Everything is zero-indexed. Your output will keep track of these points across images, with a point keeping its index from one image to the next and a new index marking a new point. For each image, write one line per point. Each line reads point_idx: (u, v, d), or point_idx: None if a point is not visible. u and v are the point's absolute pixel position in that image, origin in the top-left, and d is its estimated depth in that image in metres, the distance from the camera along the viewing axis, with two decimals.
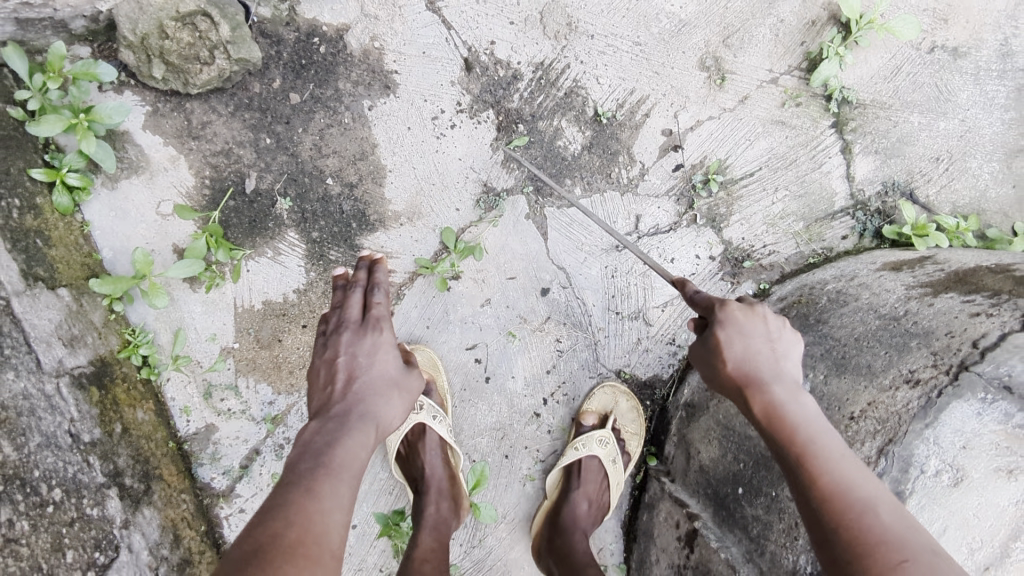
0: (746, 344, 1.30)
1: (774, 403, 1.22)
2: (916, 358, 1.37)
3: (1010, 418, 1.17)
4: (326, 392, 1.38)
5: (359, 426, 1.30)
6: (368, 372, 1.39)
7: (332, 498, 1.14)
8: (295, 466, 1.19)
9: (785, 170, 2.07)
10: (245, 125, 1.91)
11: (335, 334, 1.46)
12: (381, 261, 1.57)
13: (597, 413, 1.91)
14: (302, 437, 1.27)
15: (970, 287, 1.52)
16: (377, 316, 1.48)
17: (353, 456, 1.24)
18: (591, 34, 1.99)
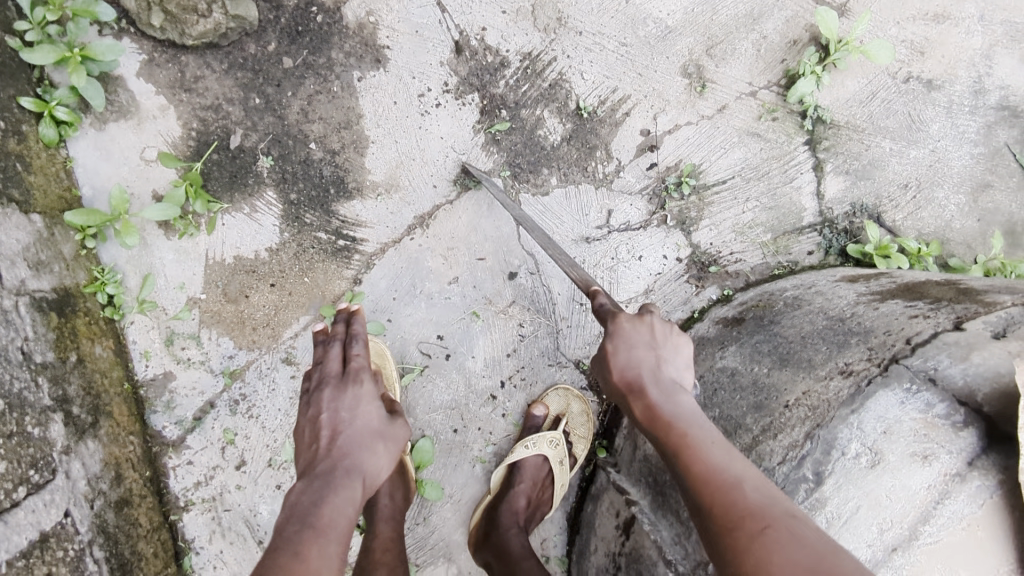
0: (627, 355, 1.33)
1: (653, 405, 1.24)
2: (853, 353, 1.40)
3: (932, 407, 1.20)
4: (311, 452, 1.38)
5: (347, 483, 1.29)
6: (351, 425, 1.40)
7: (319, 562, 1.11)
8: (282, 530, 1.17)
9: (757, 181, 2.13)
10: (237, 83, 1.98)
11: (317, 389, 1.48)
12: (360, 312, 1.64)
13: (526, 441, 1.97)
14: (289, 499, 1.25)
15: (914, 295, 1.56)
16: (358, 367, 1.51)
17: (341, 514, 1.22)
18: (580, 31, 2.07)
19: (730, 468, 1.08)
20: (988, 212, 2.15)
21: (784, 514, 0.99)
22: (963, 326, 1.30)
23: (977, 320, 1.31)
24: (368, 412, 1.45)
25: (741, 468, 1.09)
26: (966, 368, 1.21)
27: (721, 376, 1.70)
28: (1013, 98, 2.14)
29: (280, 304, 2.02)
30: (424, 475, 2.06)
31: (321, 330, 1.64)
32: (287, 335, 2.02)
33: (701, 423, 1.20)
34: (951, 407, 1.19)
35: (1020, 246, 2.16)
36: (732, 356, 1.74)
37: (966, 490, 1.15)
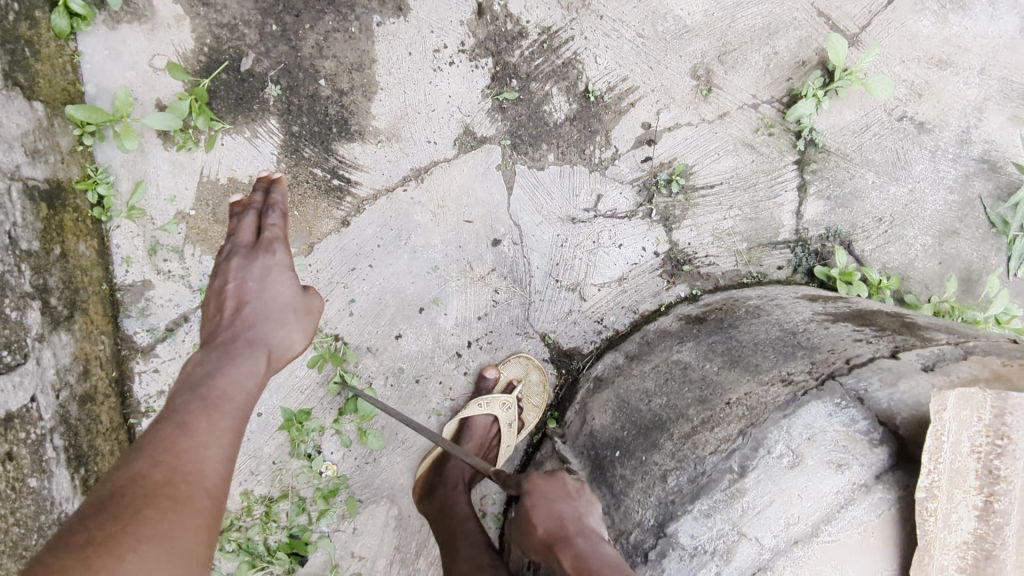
0: (549, 509, 1.43)
1: (579, 554, 1.33)
2: (796, 365, 1.51)
3: (856, 423, 1.31)
4: (217, 320, 1.53)
5: (245, 352, 1.43)
6: (255, 296, 1.55)
7: (208, 431, 1.22)
8: (174, 398, 1.29)
9: (743, 191, 2.21)
10: (256, 7, 1.99)
11: (227, 260, 1.63)
12: (277, 183, 1.80)
13: (479, 400, 2.06)
14: (188, 368, 1.39)
15: (863, 321, 1.67)
16: (270, 240, 1.66)
17: (238, 385, 1.35)
18: (601, 15, 2.11)
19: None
20: (950, 256, 2.27)
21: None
22: (898, 355, 1.42)
23: (912, 352, 1.42)
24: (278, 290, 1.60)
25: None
26: (893, 393, 1.33)
27: (672, 369, 1.82)
28: (995, 153, 2.25)
29: None
30: (382, 417, 2.15)
31: (239, 201, 1.79)
32: None
33: (623, 573, 1.27)
34: (871, 425, 1.31)
35: (972, 294, 2.29)
36: (687, 351, 1.85)
37: (868, 500, 1.25)
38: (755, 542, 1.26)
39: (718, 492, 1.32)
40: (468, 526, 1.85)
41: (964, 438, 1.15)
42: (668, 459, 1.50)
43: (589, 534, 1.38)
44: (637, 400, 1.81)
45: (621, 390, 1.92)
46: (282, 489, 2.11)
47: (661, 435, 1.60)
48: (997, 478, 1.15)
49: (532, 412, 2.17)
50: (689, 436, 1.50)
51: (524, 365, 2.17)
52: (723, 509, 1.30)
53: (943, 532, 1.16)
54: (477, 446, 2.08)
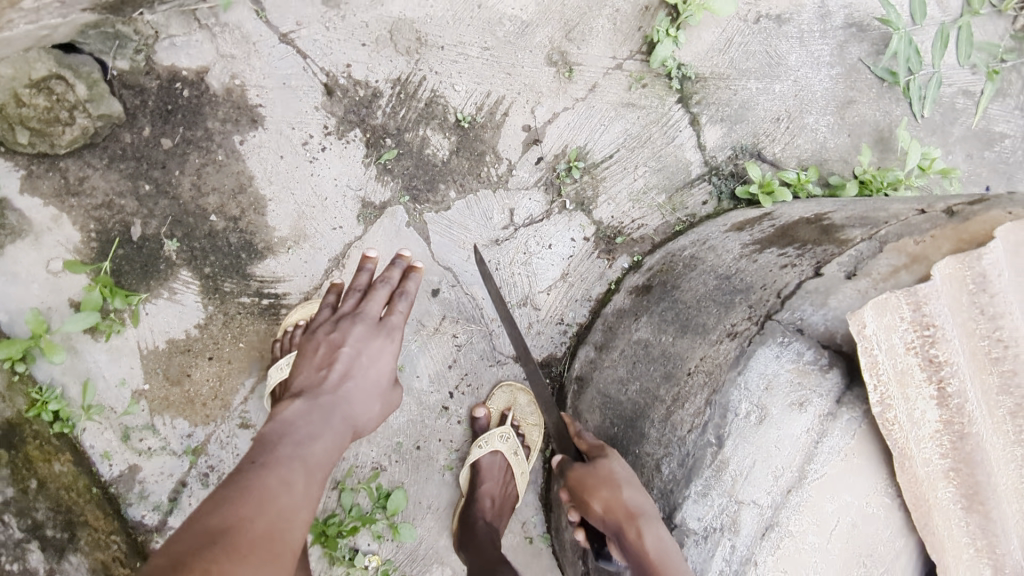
0: (622, 479, 1.45)
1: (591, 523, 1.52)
2: (738, 314, 1.54)
3: (802, 355, 1.35)
4: (319, 375, 1.54)
5: (336, 425, 1.44)
6: (362, 373, 1.56)
7: (305, 492, 1.23)
8: (275, 448, 1.30)
9: (641, 149, 2.25)
10: (123, 176, 1.99)
11: (345, 323, 1.63)
12: (418, 269, 1.74)
13: (478, 441, 2.11)
14: (287, 415, 1.41)
15: (787, 241, 1.71)
16: (394, 324, 1.66)
17: (327, 455, 1.36)
18: (441, 45, 2.11)
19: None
20: (856, 125, 2.30)
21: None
22: (821, 272, 1.45)
23: (832, 264, 1.46)
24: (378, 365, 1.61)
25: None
26: (825, 314, 1.36)
27: (637, 350, 1.87)
28: (858, 14, 2.27)
29: (222, 374, 2.09)
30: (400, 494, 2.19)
31: (367, 257, 1.73)
32: (237, 402, 2.10)
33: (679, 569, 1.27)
34: (816, 352, 1.34)
35: (891, 152, 2.31)
36: (644, 327, 1.90)
37: (838, 426, 1.30)
38: (754, 505, 1.31)
39: (706, 469, 1.36)
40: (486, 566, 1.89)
41: (895, 342, 1.19)
42: (657, 447, 1.56)
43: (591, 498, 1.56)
44: (618, 391, 1.86)
45: (601, 385, 1.97)
46: None
47: (645, 425, 1.65)
48: (941, 366, 1.19)
49: (535, 432, 2.21)
50: (667, 419, 1.56)
51: (511, 392, 2.22)
52: (716, 484, 1.35)
53: (912, 432, 1.23)
54: (495, 485, 2.08)
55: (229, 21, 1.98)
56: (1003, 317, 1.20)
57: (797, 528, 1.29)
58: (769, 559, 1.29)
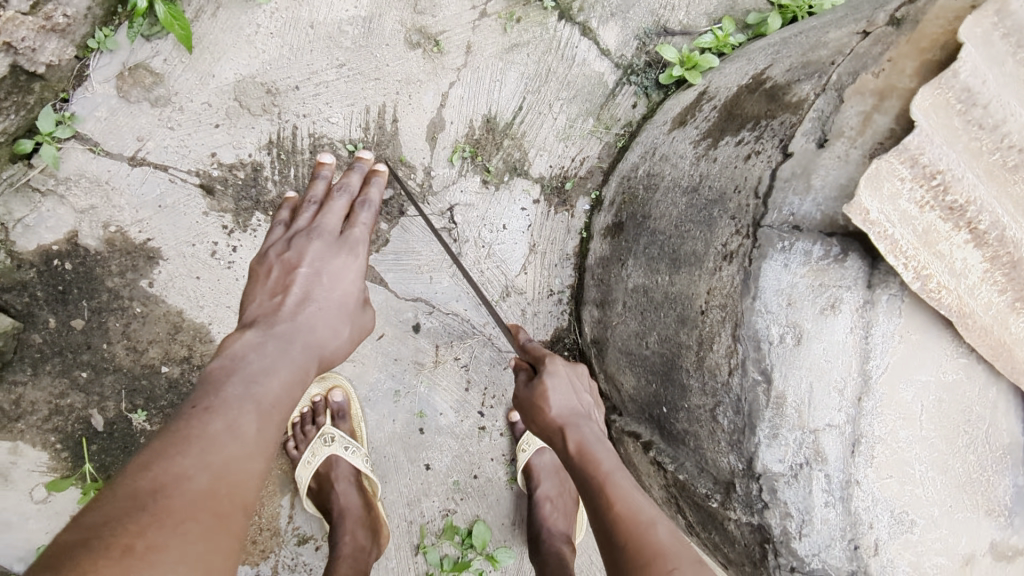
0: (563, 394, 1.53)
1: (582, 441, 1.42)
2: (723, 230, 1.38)
3: (811, 254, 1.20)
4: (275, 303, 1.35)
5: (303, 352, 1.27)
6: (324, 295, 1.38)
7: (257, 440, 1.06)
8: (222, 387, 1.11)
9: (547, 84, 2.04)
10: (54, 376, 1.79)
11: (293, 241, 1.45)
12: (379, 171, 1.60)
13: (523, 444, 2.04)
14: (237, 351, 1.21)
15: (737, 122, 1.53)
16: (356, 238, 1.49)
17: (287, 391, 1.18)
18: (296, 86, 1.86)
19: (643, 510, 1.25)
20: None
21: (687, 559, 1.15)
22: (789, 151, 1.28)
23: (797, 137, 1.29)
24: (341, 284, 1.43)
25: (653, 512, 1.26)
26: (815, 199, 1.20)
27: (639, 298, 1.71)
28: None
29: (256, 507, 1.96)
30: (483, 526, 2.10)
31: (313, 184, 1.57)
32: (283, 524, 1.99)
33: (621, 468, 1.37)
34: (823, 245, 1.19)
35: None
36: (634, 271, 1.75)
37: (881, 311, 1.17)
38: (831, 428, 1.19)
39: (765, 411, 1.24)
40: None
41: (906, 206, 1.04)
42: (703, 397, 1.42)
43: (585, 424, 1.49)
44: (638, 346, 1.71)
45: (619, 343, 1.82)
46: None
47: (682, 375, 1.50)
48: (964, 209, 1.05)
49: None
50: (701, 366, 1.41)
51: None
52: (783, 421, 1.22)
53: (961, 286, 1.08)
54: (552, 488, 2.02)
55: (68, 174, 1.73)
56: (1004, 124, 1.08)
57: (884, 431, 1.19)
58: (870, 472, 1.19)
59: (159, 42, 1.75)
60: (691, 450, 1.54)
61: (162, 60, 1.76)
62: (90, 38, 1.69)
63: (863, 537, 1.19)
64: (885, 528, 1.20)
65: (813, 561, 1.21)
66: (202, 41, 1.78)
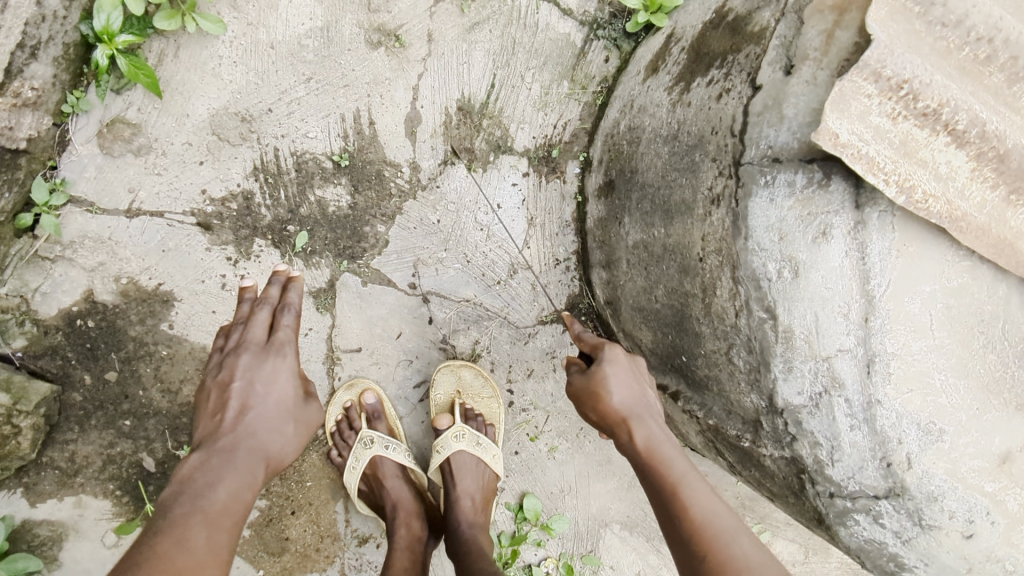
0: (624, 382, 1.48)
1: (652, 437, 1.38)
2: (708, 173, 1.37)
3: (795, 184, 1.18)
4: (215, 421, 1.37)
5: (248, 462, 1.31)
6: (261, 400, 1.40)
7: (206, 549, 1.12)
8: (170, 508, 1.18)
9: (515, 57, 2.01)
10: (100, 429, 1.86)
11: (232, 354, 1.46)
12: (298, 280, 1.59)
13: (438, 447, 1.97)
14: (184, 473, 1.26)
15: (706, 60, 1.49)
16: (282, 340, 1.49)
17: (236, 497, 1.24)
18: (268, 108, 1.87)
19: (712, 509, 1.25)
20: None
21: (767, 567, 1.16)
22: (758, 84, 1.26)
23: (764, 68, 1.26)
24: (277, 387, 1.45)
25: (726, 514, 1.25)
26: (790, 128, 1.17)
27: (641, 254, 1.69)
28: None
29: (314, 517, 2.05)
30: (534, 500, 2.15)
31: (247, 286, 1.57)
32: (342, 528, 2.07)
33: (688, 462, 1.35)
34: (806, 172, 1.17)
35: None
36: (631, 227, 1.73)
37: (873, 230, 1.16)
38: (843, 353, 1.18)
39: (776, 346, 1.23)
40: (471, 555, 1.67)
41: (878, 122, 1.02)
42: (716, 340, 1.42)
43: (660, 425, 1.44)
44: (648, 302, 1.70)
45: (630, 301, 1.82)
46: None
47: (694, 324, 1.50)
48: (938, 113, 1.02)
49: (495, 402, 2.09)
50: (709, 312, 1.41)
51: (452, 371, 2.06)
52: (794, 353, 1.21)
53: (949, 191, 1.05)
54: (468, 488, 1.91)
55: (72, 237, 1.78)
56: (967, 17, 1.03)
57: (897, 347, 1.18)
58: (889, 390, 1.19)
59: (129, 93, 1.78)
60: (717, 396, 1.54)
61: (136, 109, 1.79)
62: (64, 104, 1.72)
63: (894, 454, 1.20)
64: (914, 441, 1.20)
65: (850, 485, 1.23)
66: (170, 83, 1.80)
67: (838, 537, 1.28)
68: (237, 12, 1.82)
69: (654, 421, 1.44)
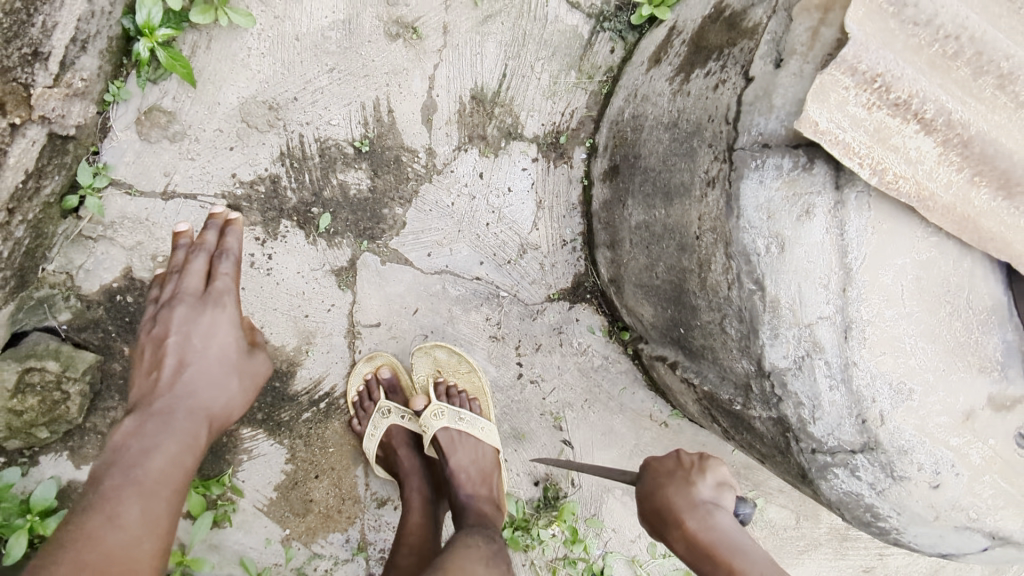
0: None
1: (694, 536, 1.33)
2: (704, 158, 1.49)
3: (782, 167, 1.30)
4: (152, 379, 1.51)
5: (187, 419, 1.45)
6: (198, 357, 1.53)
7: (141, 522, 1.26)
8: (108, 478, 1.30)
9: (526, 48, 2.12)
10: None
11: (169, 307, 1.57)
12: (233, 227, 1.67)
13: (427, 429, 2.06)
14: (121, 438, 1.39)
15: (705, 53, 1.60)
16: (220, 291, 1.60)
17: (174, 462, 1.37)
18: (293, 97, 1.98)
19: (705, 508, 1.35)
20: None
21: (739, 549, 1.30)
22: (751, 76, 1.38)
23: (756, 61, 1.38)
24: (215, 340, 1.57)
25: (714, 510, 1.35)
26: (778, 116, 1.30)
27: (643, 234, 1.82)
28: None
29: (336, 480, 2.19)
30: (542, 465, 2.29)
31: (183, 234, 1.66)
32: (363, 491, 2.22)
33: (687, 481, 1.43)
34: (791, 157, 1.29)
35: None
36: (634, 209, 1.85)
37: (851, 208, 1.28)
38: (823, 320, 1.31)
39: (764, 315, 1.37)
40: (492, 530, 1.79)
41: (854, 111, 1.14)
42: (711, 312, 1.56)
43: (699, 506, 1.35)
44: (650, 278, 1.84)
45: (633, 277, 1.95)
46: (550, 568, 2.30)
47: (691, 297, 1.63)
48: (908, 103, 1.14)
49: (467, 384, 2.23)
50: (705, 286, 1.54)
51: (427, 353, 2.19)
52: (780, 321, 1.35)
53: (918, 173, 1.18)
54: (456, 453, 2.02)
55: (112, 218, 1.91)
56: (937, 17, 1.15)
57: (872, 314, 1.30)
58: (864, 353, 1.31)
59: (165, 83, 1.89)
60: (712, 364, 1.68)
61: (171, 98, 1.90)
62: (105, 92, 1.83)
63: (868, 411, 1.33)
64: (887, 399, 1.33)
65: (829, 440, 1.37)
66: (202, 74, 1.91)
67: (820, 490, 1.44)
68: (265, 6, 1.93)
69: (696, 508, 1.35)
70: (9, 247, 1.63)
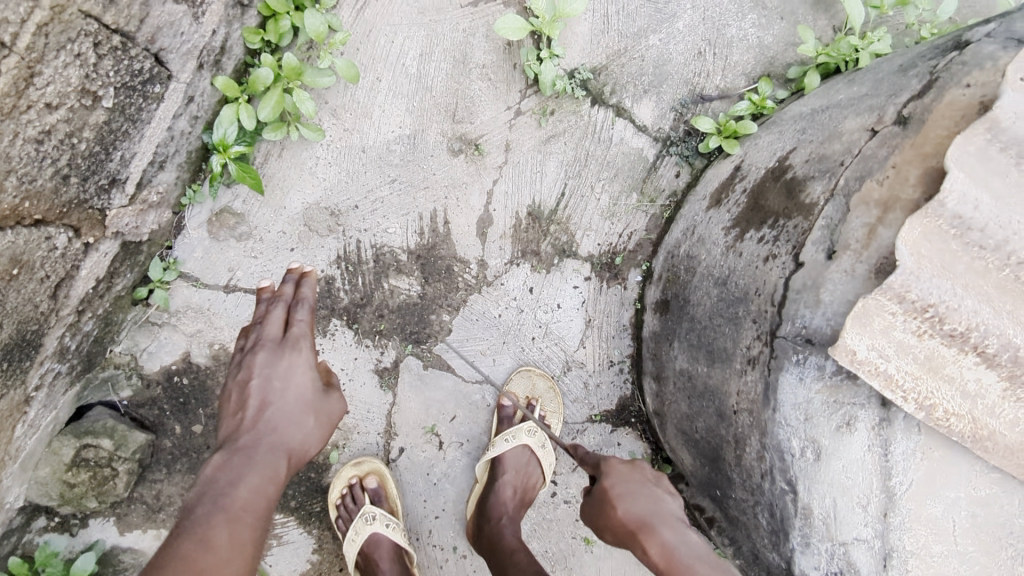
0: (641, 496, 1.37)
1: (668, 542, 1.27)
2: (748, 331, 1.41)
3: (824, 369, 1.20)
4: (237, 420, 1.48)
5: (269, 457, 1.41)
6: (278, 398, 1.49)
7: (229, 546, 1.22)
8: (194, 509, 1.27)
9: (587, 168, 2.09)
10: (183, 473, 2.08)
11: (251, 352, 1.57)
12: (309, 274, 1.68)
13: (504, 435, 2.04)
14: (208, 472, 1.36)
15: (761, 214, 1.52)
16: (297, 335, 1.58)
17: (257, 492, 1.33)
18: (355, 205, 2.04)
19: None
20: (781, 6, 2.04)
21: None
22: (801, 261, 1.29)
23: (808, 246, 1.29)
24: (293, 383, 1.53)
25: None
26: (825, 313, 1.20)
27: (685, 382, 1.73)
28: None
29: None
30: None
31: (264, 287, 1.68)
32: None
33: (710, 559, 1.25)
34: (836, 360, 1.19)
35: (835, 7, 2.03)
36: (680, 353, 1.77)
37: (898, 428, 1.17)
38: (859, 542, 1.19)
39: (795, 520, 1.25)
40: (517, 556, 1.73)
41: (902, 338, 1.05)
42: (746, 492, 1.44)
43: (668, 518, 1.33)
44: (690, 429, 1.74)
45: (675, 421, 1.84)
46: None
47: (726, 468, 1.53)
48: (966, 335, 1.04)
49: (555, 419, 2.14)
50: (740, 463, 1.44)
51: (531, 377, 2.14)
52: (812, 531, 1.23)
53: (976, 409, 1.07)
54: (515, 478, 2.03)
55: (177, 307, 2.03)
56: (1007, 243, 1.04)
57: (916, 546, 1.17)
58: None
59: (237, 187, 2.00)
60: (746, 536, 1.55)
61: (241, 201, 2.01)
62: (183, 197, 1.95)
63: None
64: None
65: None
66: (271, 180, 2.00)
67: None
68: (336, 119, 2.00)
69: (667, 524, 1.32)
70: (78, 340, 1.75)
